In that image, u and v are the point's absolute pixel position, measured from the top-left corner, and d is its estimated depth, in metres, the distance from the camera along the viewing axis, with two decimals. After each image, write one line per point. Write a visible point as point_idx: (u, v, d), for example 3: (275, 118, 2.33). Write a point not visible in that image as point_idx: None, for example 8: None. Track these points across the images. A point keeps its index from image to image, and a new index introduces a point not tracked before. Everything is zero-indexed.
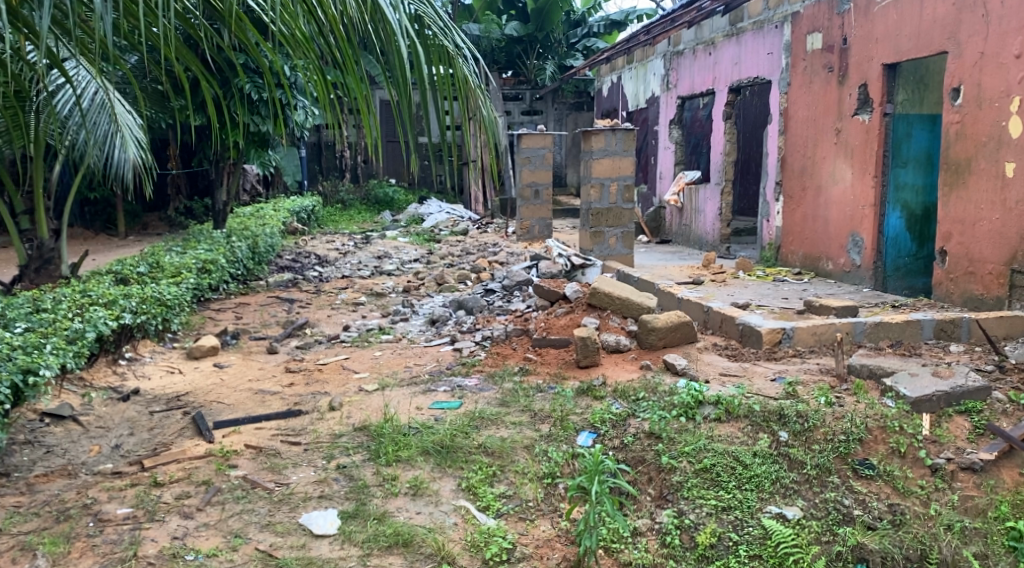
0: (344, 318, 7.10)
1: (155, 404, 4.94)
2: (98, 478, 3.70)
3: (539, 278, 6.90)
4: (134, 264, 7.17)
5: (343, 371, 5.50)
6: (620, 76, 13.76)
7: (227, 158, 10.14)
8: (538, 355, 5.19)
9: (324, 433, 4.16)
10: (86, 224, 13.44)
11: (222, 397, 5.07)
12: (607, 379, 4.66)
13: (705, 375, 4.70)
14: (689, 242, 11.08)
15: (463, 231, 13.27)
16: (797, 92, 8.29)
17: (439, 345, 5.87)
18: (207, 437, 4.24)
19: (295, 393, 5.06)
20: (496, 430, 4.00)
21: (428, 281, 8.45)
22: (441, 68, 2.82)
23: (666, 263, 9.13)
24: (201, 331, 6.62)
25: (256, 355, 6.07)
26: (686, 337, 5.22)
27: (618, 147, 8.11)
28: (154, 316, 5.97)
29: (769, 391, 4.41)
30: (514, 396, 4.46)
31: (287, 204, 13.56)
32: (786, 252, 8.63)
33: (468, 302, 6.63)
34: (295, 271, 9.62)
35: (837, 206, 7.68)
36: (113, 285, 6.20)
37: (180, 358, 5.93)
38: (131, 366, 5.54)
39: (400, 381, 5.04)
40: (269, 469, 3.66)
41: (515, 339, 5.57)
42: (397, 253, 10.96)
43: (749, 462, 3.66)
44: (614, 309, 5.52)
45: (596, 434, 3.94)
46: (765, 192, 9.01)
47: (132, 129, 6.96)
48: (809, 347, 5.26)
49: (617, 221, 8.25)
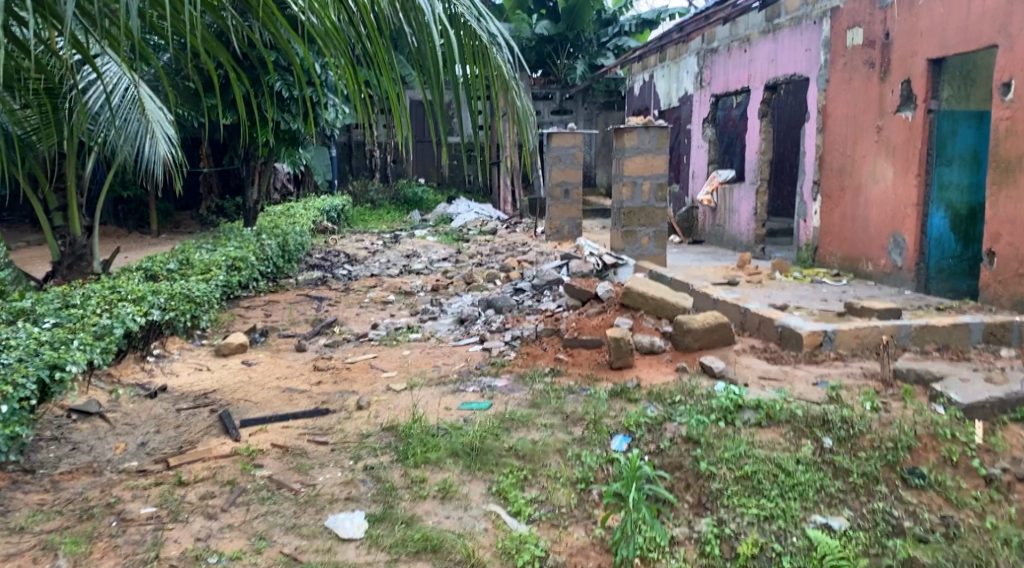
0: (372, 316, 7.03)
1: (182, 402, 4.90)
2: (124, 476, 3.65)
3: (570, 278, 6.76)
4: (164, 260, 7.16)
5: (372, 369, 5.42)
6: (652, 74, 13.58)
7: (256, 156, 10.13)
8: (569, 356, 5.06)
9: (351, 432, 4.08)
10: (120, 223, 13.56)
11: (249, 395, 5.02)
12: (642, 381, 4.54)
13: (744, 379, 4.55)
14: (722, 242, 10.88)
15: (492, 230, 13.18)
16: (835, 88, 8.06)
17: (468, 345, 5.76)
18: (233, 435, 4.18)
19: (323, 392, 4.99)
20: (527, 433, 3.88)
21: (456, 279, 8.37)
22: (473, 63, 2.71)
23: (699, 263, 8.95)
24: (230, 329, 6.59)
25: (285, 352, 6.02)
26: (723, 339, 5.06)
27: (650, 145, 7.99)
28: (183, 313, 5.94)
29: (810, 396, 4.25)
30: (545, 398, 4.34)
31: (317, 203, 13.56)
32: (823, 252, 8.40)
33: (497, 302, 6.51)
34: (324, 269, 9.60)
35: (878, 205, 7.45)
36: (143, 282, 6.19)
37: (208, 355, 5.89)
38: (159, 363, 5.52)
39: (429, 380, 4.94)
40: (295, 469, 3.57)
41: (546, 339, 5.45)
42: (426, 252, 10.89)
43: (792, 469, 3.52)
44: (648, 309, 5.35)
45: (630, 438, 3.81)
46: (801, 191, 8.78)
47: (163, 126, 6.94)
48: (852, 350, 5.08)
49: (650, 221, 8.10)
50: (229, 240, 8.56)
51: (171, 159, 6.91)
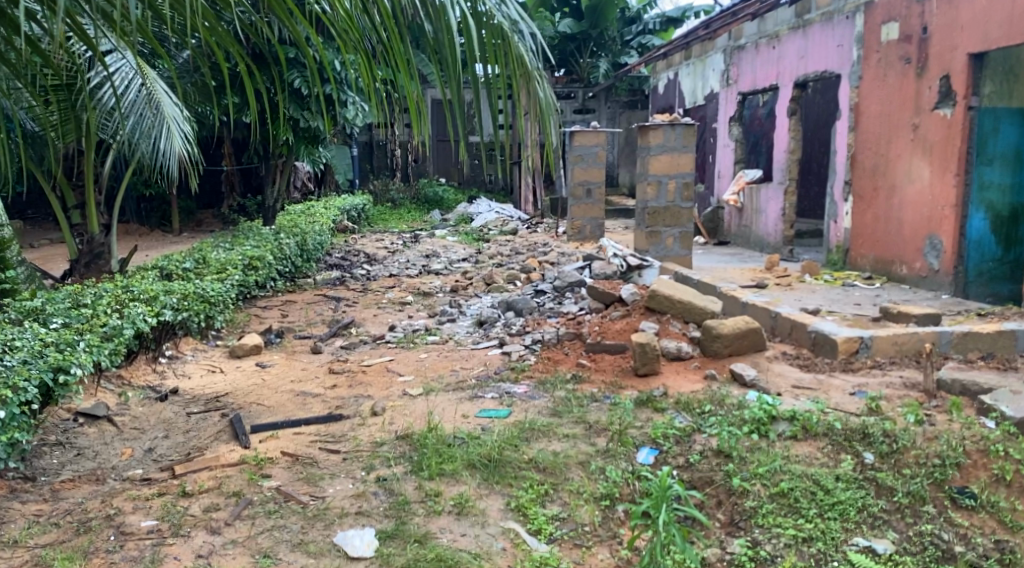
0: (390, 318, 6.87)
1: (192, 405, 4.76)
2: (128, 484, 3.51)
3: (592, 280, 6.52)
4: (179, 259, 7.05)
5: (388, 373, 5.25)
6: (677, 71, 13.32)
7: (274, 154, 10.00)
8: (592, 361, 4.85)
9: (365, 440, 3.90)
10: (141, 220, 13.55)
11: (262, 398, 4.87)
12: (668, 389, 4.33)
13: (776, 388, 4.33)
14: (749, 244, 10.60)
15: (513, 230, 12.99)
16: (868, 85, 7.79)
17: (487, 348, 5.57)
18: (242, 442, 4.03)
19: (337, 396, 4.83)
20: (548, 443, 3.68)
21: (476, 280, 8.18)
22: (489, 60, 2.44)
23: (725, 265, 8.71)
24: (245, 329, 6.46)
25: (300, 354, 5.87)
26: (753, 345, 4.84)
27: (676, 142, 7.73)
28: (196, 313, 5.80)
29: (848, 406, 4.03)
30: (567, 406, 4.14)
31: (337, 202, 13.46)
32: (854, 255, 8.11)
33: (517, 303, 6.31)
34: (343, 269, 9.46)
35: (913, 206, 7.17)
36: (156, 281, 6.07)
37: (222, 356, 5.75)
38: (171, 364, 5.39)
39: (446, 386, 4.76)
40: (305, 480, 3.40)
41: (567, 343, 5.24)
42: (445, 252, 10.72)
43: (831, 487, 3.29)
44: (674, 312, 5.12)
45: (658, 451, 3.61)
46: (832, 191, 8.50)
47: (179, 122, 6.83)
48: (889, 358, 4.84)
49: (675, 220, 7.87)
50: (247, 239, 8.44)
51: (186, 156, 6.79)
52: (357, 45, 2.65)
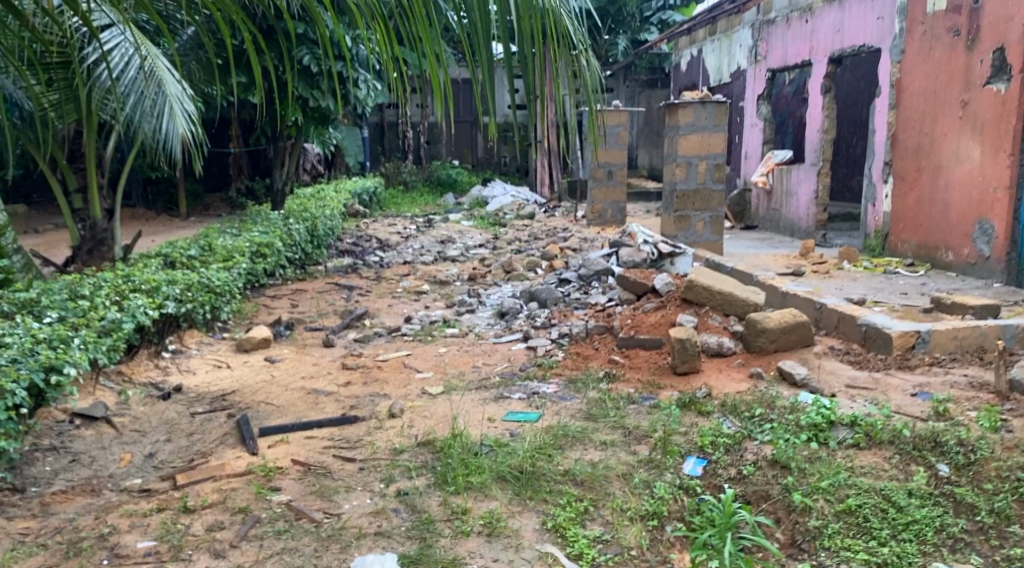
0: (406, 308, 6.53)
1: (198, 404, 4.46)
2: (124, 497, 3.20)
3: (620, 268, 6.13)
4: (186, 246, 6.74)
5: (405, 369, 4.92)
6: (700, 49, 12.85)
7: (285, 136, 9.63)
8: (626, 358, 4.51)
9: (382, 446, 3.58)
10: (150, 205, 13.28)
11: (271, 397, 4.55)
12: (711, 389, 3.99)
13: (829, 388, 3.98)
14: (777, 228, 10.19)
15: (530, 215, 12.61)
16: (913, 60, 7.34)
17: (510, 342, 5.22)
18: (249, 447, 3.72)
19: (351, 395, 4.51)
20: (585, 452, 3.35)
21: (494, 268, 7.83)
22: (518, 41, 2.05)
23: (756, 251, 8.32)
24: (254, 321, 6.14)
25: (311, 347, 5.55)
26: (801, 339, 4.48)
27: (707, 121, 7.36)
28: (202, 304, 5.48)
29: (911, 409, 3.66)
30: (601, 409, 3.79)
31: (349, 185, 13.13)
32: (894, 240, 7.69)
33: (541, 294, 5.95)
34: (355, 256, 9.13)
35: (961, 189, 6.77)
36: (160, 270, 5.75)
37: (229, 349, 5.44)
38: (175, 359, 5.08)
39: (468, 384, 4.43)
40: (317, 494, 3.08)
41: (597, 338, 4.90)
42: (461, 237, 10.39)
43: (904, 503, 2.94)
44: (713, 305, 4.76)
45: (706, 460, 3.27)
46: (870, 173, 8.08)
47: (183, 101, 6.47)
48: (949, 353, 4.46)
49: (705, 204, 7.49)
50: (255, 224, 8.12)
51: (189, 137, 6.43)
52: (373, 16, 2.28)
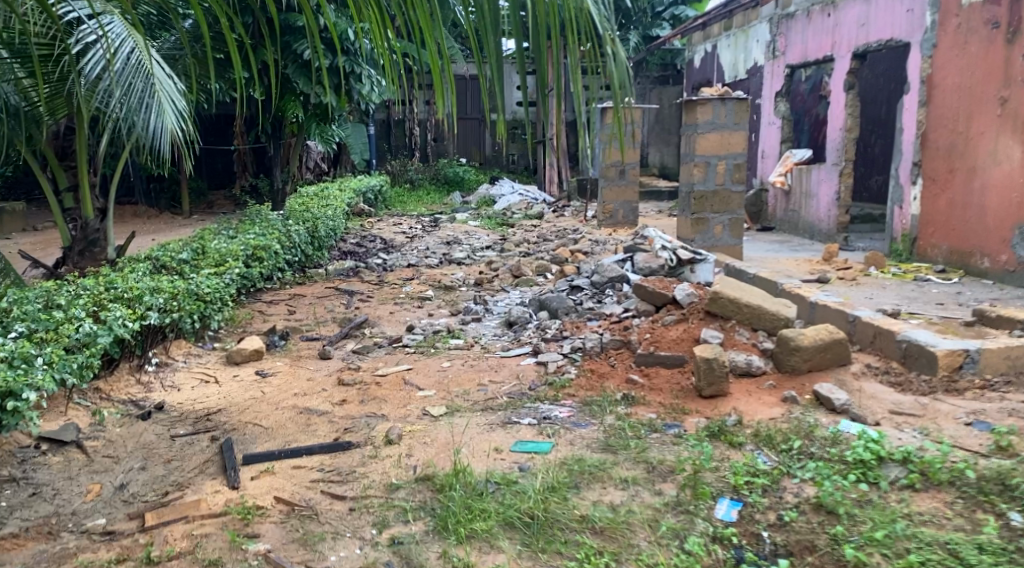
0: (408, 316, 6.16)
1: (180, 425, 4.11)
2: (84, 542, 2.89)
3: (636, 275, 5.74)
4: (177, 249, 6.39)
5: (404, 386, 4.54)
6: (714, 43, 12.44)
7: (285, 132, 9.27)
8: (645, 378, 4.13)
9: (376, 481, 3.22)
10: (152, 203, 12.96)
11: (259, 418, 4.20)
12: (742, 417, 3.62)
13: (873, 416, 3.59)
14: (797, 230, 9.78)
15: (539, 215, 12.23)
16: (945, 54, 6.92)
17: (519, 357, 4.84)
18: (230, 480, 3.36)
19: (346, 416, 4.15)
20: (604, 493, 2.97)
21: (502, 272, 7.46)
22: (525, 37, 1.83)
23: (777, 256, 7.93)
24: (247, 329, 5.78)
25: (306, 360, 5.19)
26: (838, 358, 4.09)
27: (727, 120, 6.95)
28: (189, 313, 5.14)
29: (969, 442, 3.27)
30: (620, 439, 3.41)
31: (353, 182, 12.77)
32: (923, 244, 7.28)
33: (551, 303, 5.55)
34: (358, 258, 8.77)
35: (999, 191, 6.37)
36: (147, 276, 5.41)
37: (218, 362, 5.09)
38: (159, 374, 4.74)
39: (473, 405, 4.07)
40: (300, 542, 2.73)
41: (613, 353, 4.52)
42: (468, 238, 10.02)
43: (974, 560, 2.50)
44: (740, 318, 4.37)
45: (741, 503, 2.89)
46: (897, 174, 7.66)
47: (174, 96, 6.10)
48: (1001, 375, 4.05)
49: (724, 206, 7.10)
50: (253, 225, 7.77)
51: (177, 134, 6.07)
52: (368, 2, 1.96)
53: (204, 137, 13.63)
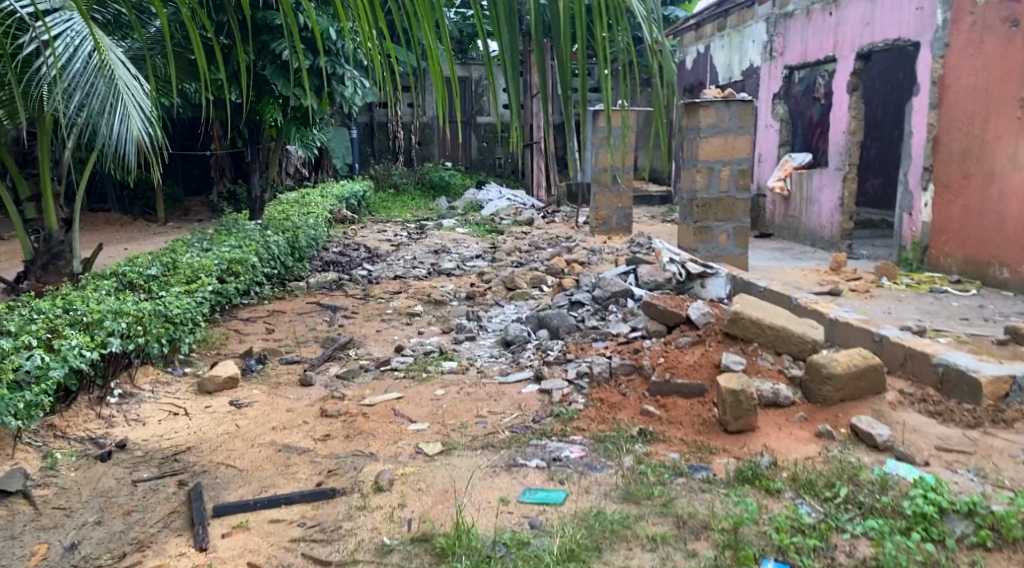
0: (396, 335, 5.73)
1: (143, 467, 3.68)
2: None
3: (641, 291, 5.36)
4: (145, 264, 5.94)
5: (394, 419, 4.12)
6: (708, 44, 12.12)
7: (263, 136, 8.81)
8: (662, 408, 3.75)
9: (367, 540, 2.81)
10: (126, 210, 12.44)
11: (232, 458, 3.77)
12: (776, 455, 3.25)
13: (920, 453, 3.22)
14: (798, 236, 9.45)
15: (528, 220, 11.85)
16: (960, 53, 6.60)
17: (520, 382, 4.44)
18: (197, 540, 2.94)
19: (330, 455, 3.73)
20: (630, 557, 2.56)
21: (495, 284, 7.05)
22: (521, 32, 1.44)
23: (781, 265, 7.59)
24: (221, 352, 5.34)
25: (285, 387, 4.75)
26: (873, 386, 3.73)
27: (731, 123, 6.58)
28: (156, 337, 4.69)
29: None
30: (642, 486, 3.01)
31: (335, 188, 12.33)
32: (935, 253, 6.96)
33: (552, 320, 5.16)
34: (341, 269, 8.33)
35: (1019, 198, 6.06)
36: (111, 296, 4.97)
37: (190, 390, 4.65)
38: (123, 406, 4.30)
39: (472, 443, 3.67)
40: None
41: (624, 379, 4.14)
42: (456, 247, 9.61)
43: None
44: (763, 341, 4.01)
45: (788, 566, 2.48)
46: (905, 179, 7.34)
47: (141, 99, 5.68)
48: None
49: (728, 214, 6.74)
50: (229, 235, 7.32)
51: (143, 140, 5.66)
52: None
53: (180, 142, 13.13)
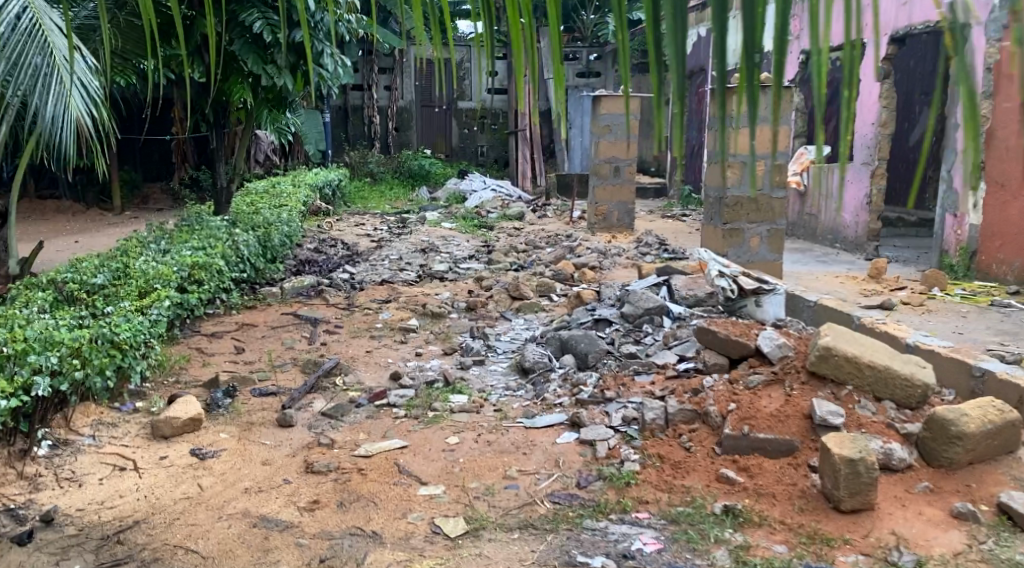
0: (390, 357, 4.88)
1: (76, 552, 2.81)
2: None
3: (679, 308, 4.59)
4: (89, 270, 5.02)
5: (399, 479, 3.27)
6: None
7: (229, 119, 7.80)
8: (745, 471, 2.97)
9: None
10: (78, 196, 11.35)
11: (194, 538, 2.90)
12: (917, 551, 2.47)
13: None
14: (815, 236, 8.75)
15: (517, 214, 11.01)
16: None
17: (551, 427, 3.63)
18: None
19: (322, 533, 2.89)
20: None
21: (497, 292, 6.22)
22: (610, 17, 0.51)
23: (811, 271, 6.86)
24: (180, 380, 4.45)
25: (259, 430, 3.87)
26: (1009, 446, 2.93)
27: None
28: (100, 371, 3.80)
29: None
30: None
31: (308, 177, 11.34)
32: (987, 259, 6.27)
33: (578, 344, 4.34)
34: (318, 270, 7.43)
35: None
36: (43, 316, 4.05)
37: (142, 434, 3.77)
38: (56, 459, 3.42)
39: (506, 519, 2.87)
40: None
41: (685, 428, 3.35)
42: (445, 245, 8.75)
43: None
44: (860, 383, 3.24)
45: None
46: (950, 177, 6.63)
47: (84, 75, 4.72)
48: None
49: (762, 215, 5.96)
50: (192, 233, 6.40)
51: (86, 124, 4.72)
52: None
53: (138, 124, 12.05)
